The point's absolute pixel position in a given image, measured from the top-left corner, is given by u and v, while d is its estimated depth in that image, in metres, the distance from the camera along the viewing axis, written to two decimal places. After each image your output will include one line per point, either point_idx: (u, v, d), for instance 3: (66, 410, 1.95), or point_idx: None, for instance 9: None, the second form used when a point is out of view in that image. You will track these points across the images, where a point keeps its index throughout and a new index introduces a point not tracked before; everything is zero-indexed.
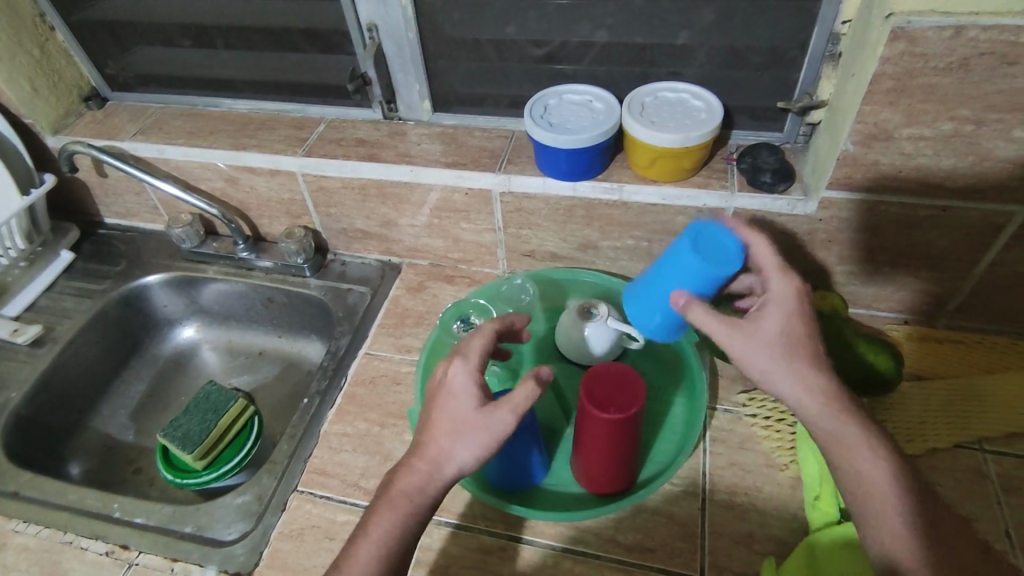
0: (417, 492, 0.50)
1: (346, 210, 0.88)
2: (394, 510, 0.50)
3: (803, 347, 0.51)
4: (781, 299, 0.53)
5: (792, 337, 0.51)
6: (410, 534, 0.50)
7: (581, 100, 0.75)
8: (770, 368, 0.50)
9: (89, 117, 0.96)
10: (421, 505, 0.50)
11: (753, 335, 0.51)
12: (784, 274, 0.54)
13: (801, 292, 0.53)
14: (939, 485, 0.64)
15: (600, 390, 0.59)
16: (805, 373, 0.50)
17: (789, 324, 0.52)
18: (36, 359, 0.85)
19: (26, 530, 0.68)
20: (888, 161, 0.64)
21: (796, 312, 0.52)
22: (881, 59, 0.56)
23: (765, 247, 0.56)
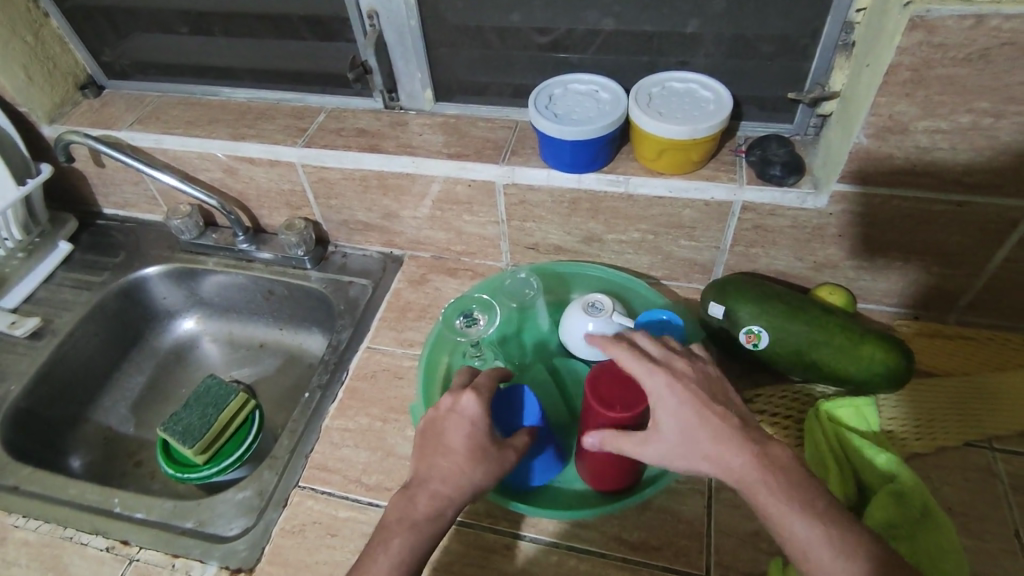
0: (438, 516, 0.52)
1: (347, 201, 0.87)
2: (413, 532, 0.51)
3: (703, 430, 0.50)
4: (659, 395, 0.52)
5: (688, 425, 0.51)
6: (422, 556, 0.51)
7: (587, 89, 0.74)
8: (689, 463, 0.51)
9: (86, 106, 0.95)
10: (438, 530, 0.52)
11: (656, 441, 0.52)
12: (647, 371, 0.53)
13: (671, 384, 0.52)
14: (949, 483, 0.63)
15: (606, 387, 0.57)
16: (722, 458, 0.50)
17: (681, 416, 0.51)
18: (34, 351, 0.84)
19: (25, 525, 0.68)
20: (902, 155, 0.62)
21: (679, 403, 0.52)
22: (898, 49, 0.55)
23: (626, 355, 0.55)
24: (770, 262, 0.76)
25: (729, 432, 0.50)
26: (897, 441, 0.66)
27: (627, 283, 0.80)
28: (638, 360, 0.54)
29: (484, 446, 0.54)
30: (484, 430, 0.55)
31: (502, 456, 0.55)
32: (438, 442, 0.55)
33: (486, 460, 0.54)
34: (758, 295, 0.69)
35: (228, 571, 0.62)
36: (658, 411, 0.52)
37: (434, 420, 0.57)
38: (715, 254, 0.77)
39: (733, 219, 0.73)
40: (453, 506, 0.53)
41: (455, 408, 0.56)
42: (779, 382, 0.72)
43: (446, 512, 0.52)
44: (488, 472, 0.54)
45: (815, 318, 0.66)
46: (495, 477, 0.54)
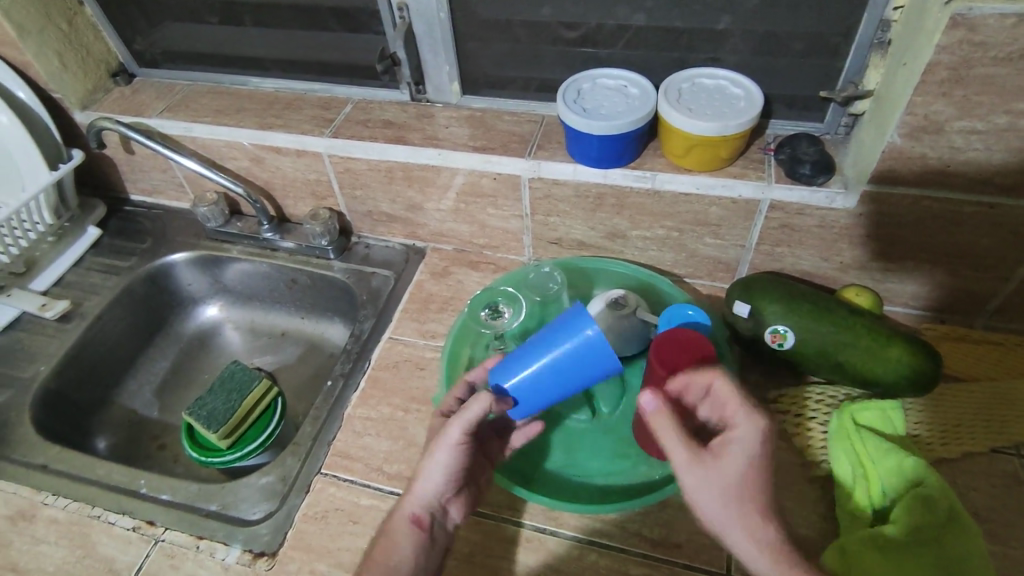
0: (400, 509, 0.57)
1: (371, 192, 0.88)
2: (389, 534, 0.56)
3: (754, 494, 0.50)
4: (743, 440, 0.51)
5: (749, 483, 0.50)
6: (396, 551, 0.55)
7: (616, 85, 0.73)
8: (719, 514, 0.50)
9: (117, 93, 0.96)
10: (405, 524, 0.56)
11: (715, 476, 0.50)
12: (748, 413, 0.52)
13: (761, 434, 0.51)
14: (975, 489, 0.63)
15: (672, 351, 0.61)
16: (756, 531, 0.49)
17: (748, 471, 0.50)
18: (63, 334, 0.86)
19: (54, 503, 0.69)
20: (937, 155, 0.61)
21: (756, 457, 0.51)
22: (937, 48, 0.54)
23: (726, 384, 0.53)
24: (796, 262, 0.76)
25: (770, 509, 0.50)
26: (923, 445, 0.65)
27: (650, 279, 0.80)
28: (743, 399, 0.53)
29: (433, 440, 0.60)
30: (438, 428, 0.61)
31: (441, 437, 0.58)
32: None
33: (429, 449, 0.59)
34: (784, 294, 0.68)
35: (251, 555, 0.63)
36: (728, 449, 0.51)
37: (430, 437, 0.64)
38: (740, 252, 0.77)
39: (760, 218, 0.72)
40: (415, 499, 0.57)
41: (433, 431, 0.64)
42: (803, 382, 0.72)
43: (409, 505, 0.57)
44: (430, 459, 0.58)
45: (842, 319, 0.66)
46: (438, 460, 0.57)
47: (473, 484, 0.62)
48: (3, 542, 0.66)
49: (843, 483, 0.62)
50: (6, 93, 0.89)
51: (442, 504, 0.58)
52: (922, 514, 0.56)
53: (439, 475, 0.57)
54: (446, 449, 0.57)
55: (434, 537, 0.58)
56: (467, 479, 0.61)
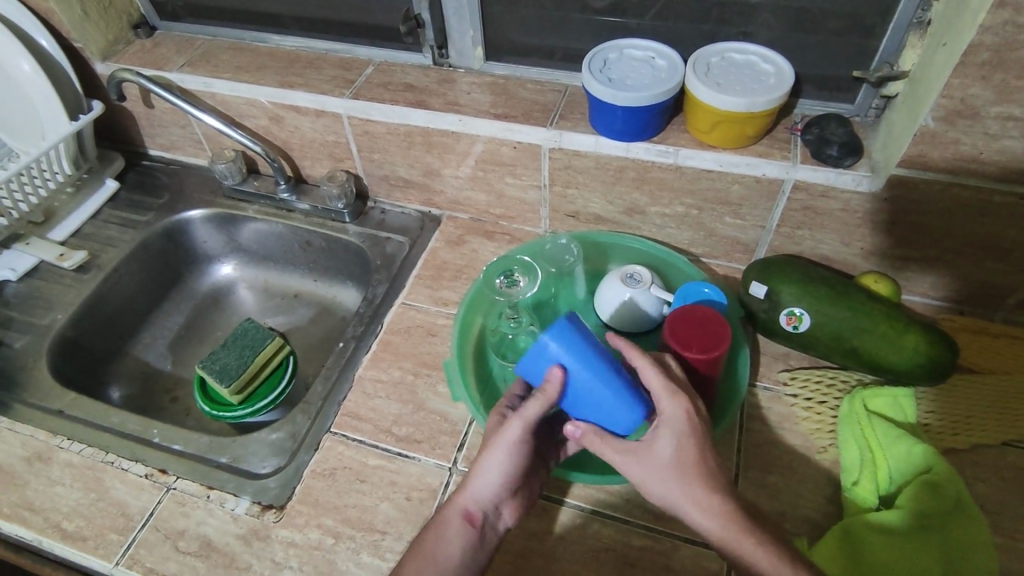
0: (453, 505, 0.56)
1: (390, 156, 0.87)
2: (440, 530, 0.55)
3: (696, 470, 0.50)
4: (668, 422, 0.52)
5: (685, 461, 0.50)
6: (450, 552, 0.54)
7: (643, 56, 0.72)
8: (667, 495, 0.51)
9: (138, 46, 0.95)
10: (456, 520, 0.55)
11: (646, 463, 0.52)
12: (670, 394, 0.53)
13: (689, 412, 0.52)
14: (982, 481, 0.62)
15: (685, 330, 0.61)
16: (710, 505, 0.49)
17: (680, 449, 0.51)
18: (81, 284, 0.87)
19: (69, 447, 0.70)
20: (970, 142, 0.60)
21: (686, 435, 0.51)
22: (980, 28, 0.52)
23: (649, 370, 0.54)
24: (815, 245, 0.75)
25: (714, 478, 0.50)
26: (932, 436, 0.65)
27: (667, 256, 0.80)
28: (660, 380, 0.54)
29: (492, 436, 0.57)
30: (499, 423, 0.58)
31: (502, 437, 0.55)
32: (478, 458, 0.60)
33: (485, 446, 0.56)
34: (802, 276, 0.68)
35: (260, 507, 0.65)
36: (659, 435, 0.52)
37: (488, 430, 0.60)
38: (760, 233, 0.76)
39: (783, 198, 0.71)
40: (469, 495, 0.56)
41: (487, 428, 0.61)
42: (816, 366, 0.71)
43: (464, 501, 0.55)
44: (485, 455, 0.55)
45: (861, 304, 0.65)
46: (495, 457, 0.55)
47: (529, 484, 0.59)
48: (19, 482, 0.68)
49: (850, 467, 0.62)
50: (28, 40, 0.89)
51: (495, 505, 0.56)
52: (930, 501, 0.57)
53: (497, 477, 0.55)
54: (505, 449, 0.55)
55: (484, 536, 0.56)
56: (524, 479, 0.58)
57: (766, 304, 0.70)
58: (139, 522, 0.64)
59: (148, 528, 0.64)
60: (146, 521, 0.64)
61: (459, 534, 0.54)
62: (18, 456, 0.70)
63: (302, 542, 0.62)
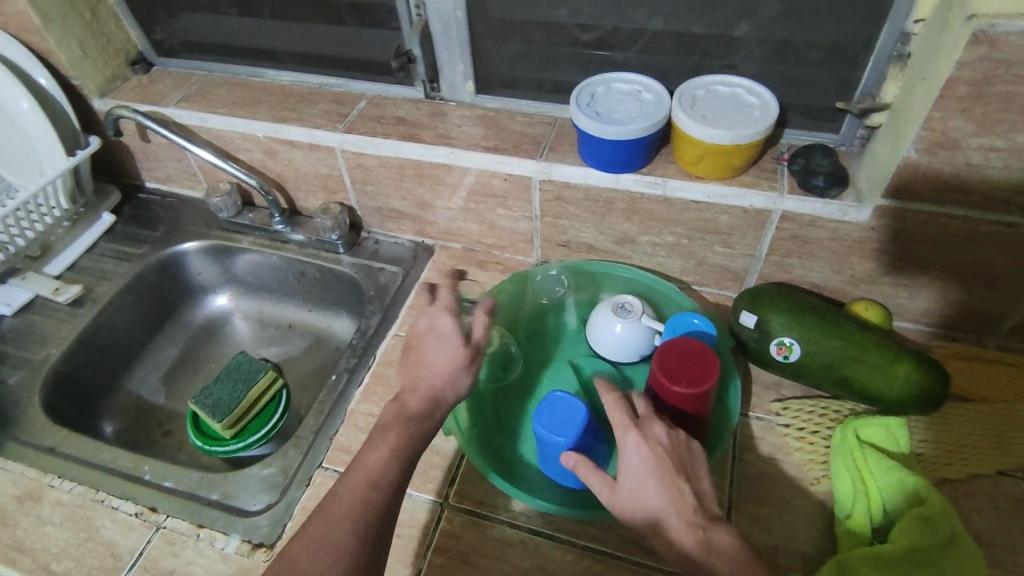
0: (427, 415, 0.59)
1: (382, 188, 0.88)
2: (404, 432, 0.58)
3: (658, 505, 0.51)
4: (626, 456, 0.53)
5: (642, 496, 0.52)
6: (414, 445, 0.57)
7: (630, 89, 0.73)
8: (640, 528, 0.52)
9: (135, 82, 0.97)
10: (424, 426, 0.58)
11: (615, 500, 0.53)
12: (621, 431, 0.54)
13: (640, 445, 0.53)
14: (978, 511, 0.62)
15: (675, 363, 0.61)
16: (672, 538, 0.50)
17: (639, 483, 0.52)
18: (75, 318, 0.87)
19: (60, 485, 0.70)
20: (953, 172, 0.60)
21: (642, 469, 0.52)
22: (957, 63, 0.53)
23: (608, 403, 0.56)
24: (805, 273, 0.75)
25: (676, 508, 0.51)
26: (927, 466, 0.64)
27: (657, 286, 0.80)
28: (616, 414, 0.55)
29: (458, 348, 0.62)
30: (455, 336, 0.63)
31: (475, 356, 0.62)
32: (419, 356, 0.62)
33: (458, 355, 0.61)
34: (792, 304, 0.68)
35: (250, 545, 0.64)
36: (621, 469, 0.54)
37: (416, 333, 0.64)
38: (749, 262, 0.76)
39: (771, 228, 0.72)
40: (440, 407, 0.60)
41: (429, 328, 0.63)
42: (808, 396, 0.71)
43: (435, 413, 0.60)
44: (462, 362, 0.61)
45: (850, 333, 0.65)
46: (468, 367, 0.61)
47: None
48: (8, 521, 0.67)
49: (844, 499, 0.61)
50: (27, 78, 0.90)
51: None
52: (926, 535, 0.55)
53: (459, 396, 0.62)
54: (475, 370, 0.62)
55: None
56: None
57: (756, 334, 0.69)
58: (129, 563, 0.64)
59: (137, 568, 0.63)
60: (136, 562, 0.64)
61: (430, 434, 0.59)
62: (8, 495, 0.69)
63: None
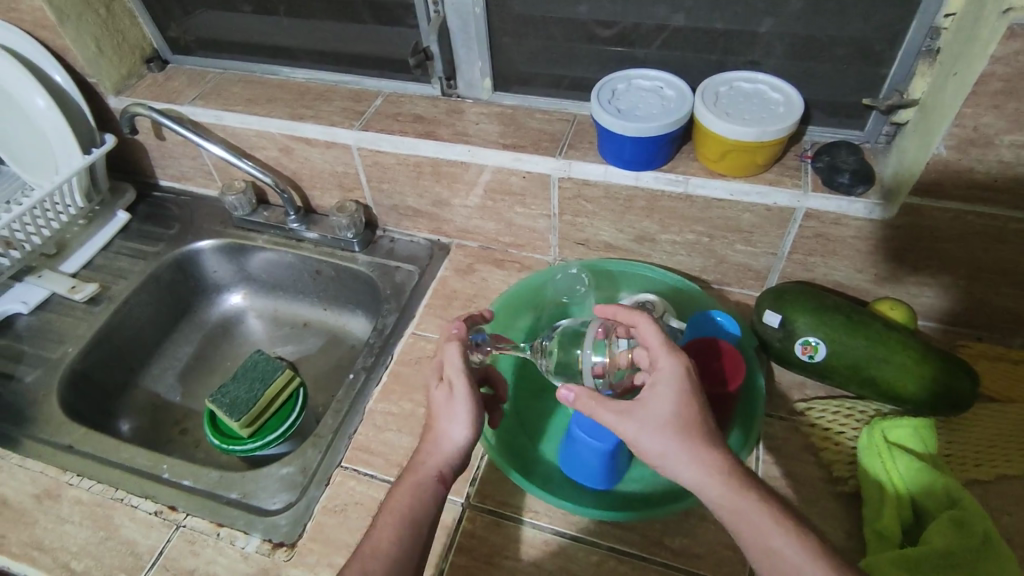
0: (423, 469, 0.56)
1: (399, 186, 0.87)
2: (416, 492, 0.54)
3: (696, 428, 0.49)
4: (668, 376, 0.51)
5: (683, 416, 0.49)
6: (426, 504, 0.54)
7: (651, 86, 0.72)
8: (662, 449, 0.48)
9: (150, 80, 0.97)
10: (430, 483, 0.55)
11: (645, 419, 0.50)
12: (668, 350, 0.52)
13: (685, 370, 0.51)
14: (1009, 513, 0.61)
15: (709, 364, 0.63)
16: (708, 461, 0.47)
17: (678, 404, 0.50)
18: (92, 316, 0.87)
19: (79, 484, 0.70)
20: (984, 169, 0.60)
21: (685, 391, 0.50)
22: (991, 58, 0.52)
23: (650, 325, 0.54)
24: (828, 272, 0.74)
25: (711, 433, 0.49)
26: (955, 467, 0.64)
27: (678, 285, 0.79)
28: (660, 337, 0.53)
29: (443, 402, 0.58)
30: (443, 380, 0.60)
31: (454, 394, 0.58)
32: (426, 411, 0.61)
33: (443, 409, 0.58)
34: (816, 305, 0.67)
35: (270, 545, 0.64)
36: (657, 390, 0.51)
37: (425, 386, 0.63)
38: (771, 260, 0.76)
39: (794, 226, 0.71)
40: (437, 459, 0.56)
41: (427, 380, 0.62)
42: (832, 396, 0.70)
43: (434, 465, 0.56)
44: (449, 415, 0.58)
45: (877, 333, 0.64)
46: (456, 416, 0.57)
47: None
48: (28, 520, 0.67)
49: (873, 500, 0.60)
50: (43, 76, 0.90)
51: (462, 463, 0.58)
52: (958, 538, 0.54)
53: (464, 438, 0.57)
54: (465, 409, 0.57)
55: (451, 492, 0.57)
56: None
57: (780, 333, 0.69)
58: (149, 562, 0.63)
59: (158, 568, 0.63)
60: (156, 561, 0.63)
61: (440, 494, 0.55)
62: (27, 493, 0.69)
63: None
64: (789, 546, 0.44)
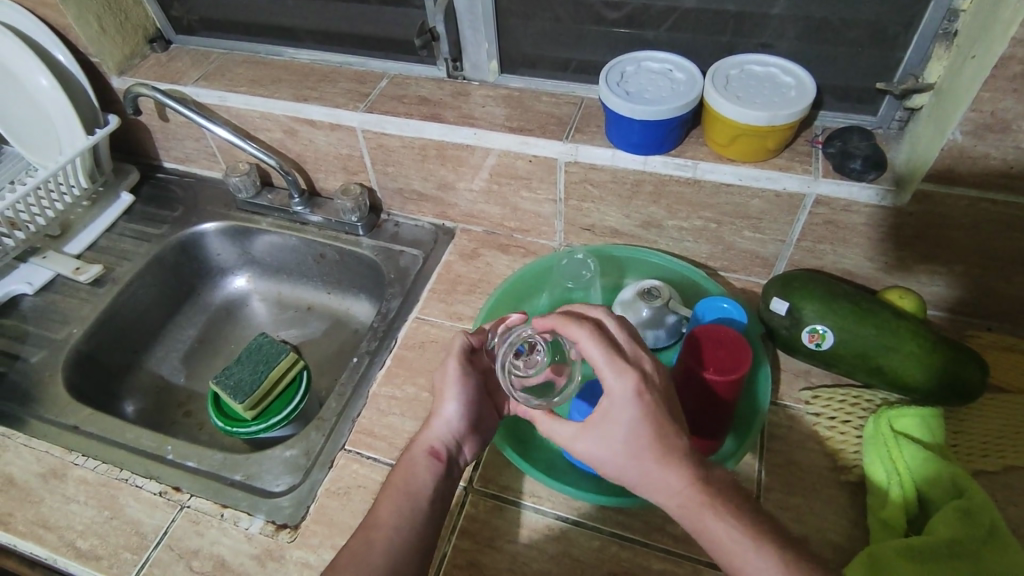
0: (416, 447, 0.58)
1: (403, 170, 0.87)
2: (410, 469, 0.57)
3: (648, 452, 0.48)
4: (617, 397, 0.49)
5: (635, 440, 0.48)
6: (418, 481, 0.56)
7: (661, 69, 0.71)
8: (623, 470, 0.49)
9: (153, 60, 0.96)
10: (422, 458, 0.57)
11: (602, 443, 0.50)
12: (614, 370, 0.49)
13: (633, 389, 0.48)
14: (1015, 504, 0.60)
15: (707, 351, 0.60)
16: (667, 482, 0.48)
17: (631, 429, 0.48)
18: (96, 297, 0.87)
19: (84, 464, 0.70)
20: (1001, 155, 0.58)
21: (635, 413, 0.48)
22: (1012, 40, 0.51)
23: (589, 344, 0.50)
24: (837, 260, 0.73)
25: (673, 451, 0.48)
26: (961, 456, 0.64)
27: (687, 272, 0.78)
28: (601, 353, 0.50)
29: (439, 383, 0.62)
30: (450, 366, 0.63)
31: (444, 373, 0.61)
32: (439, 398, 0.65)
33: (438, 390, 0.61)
34: (824, 292, 0.66)
35: (274, 526, 0.64)
36: (609, 414, 0.49)
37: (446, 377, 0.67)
38: (780, 247, 0.75)
39: (804, 212, 0.70)
40: (432, 435, 0.59)
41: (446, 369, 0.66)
42: (838, 385, 0.70)
43: (427, 441, 0.59)
44: (441, 395, 0.60)
45: (885, 320, 0.64)
46: (447, 395, 0.60)
47: (489, 423, 0.63)
48: (34, 498, 0.67)
49: (878, 489, 0.60)
50: (46, 55, 0.89)
51: (457, 441, 0.60)
52: (963, 527, 0.54)
53: (457, 414, 0.60)
54: (454, 387, 0.60)
55: (450, 470, 0.59)
56: (482, 417, 0.62)
57: (787, 321, 0.68)
58: (153, 541, 0.64)
59: (163, 547, 0.63)
60: (161, 540, 0.64)
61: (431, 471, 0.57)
62: (33, 472, 0.69)
63: (316, 562, 0.61)
64: (759, 562, 0.44)
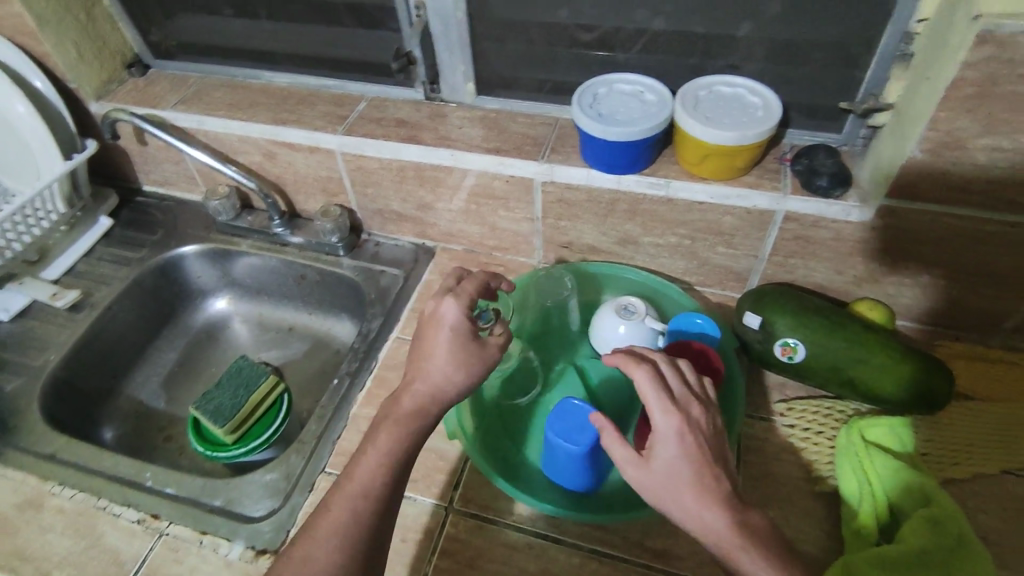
0: (406, 412, 0.57)
1: (383, 190, 0.87)
2: (396, 429, 0.56)
3: (691, 490, 0.48)
4: (664, 435, 0.50)
5: (676, 478, 0.49)
6: (407, 446, 0.56)
7: (632, 90, 0.73)
8: (664, 507, 0.49)
9: (131, 84, 0.96)
10: (412, 423, 0.57)
11: (642, 479, 0.50)
12: (662, 409, 0.50)
13: (681, 428, 0.50)
14: (984, 512, 0.62)
15: None
16: (706, 521, 0.48)
17: (675, 466, 0.49)
18: (74, 323, 0.86)
19: (61, 493, 0.69)
20: (959, 172, 0.60)
21: (680, 451, 0.49)
22: (963, 64, 0.53)
23: (643, 381, 0.52)
24: (808, 274, 0.75)
25: (715, 490, 0.48)
26: (932, 465, 0.65)
27: (660, 288, 0.80)
28: (652, 390, 0.52)
29: (462, 347, 0.60)
30: (469, 333, 0.61)
31: (484, 355, 0.60)
32: (423, 347, 0.60)
33: (459, 361, 0.59)
34: (795, 305, 0.68)
35: (253, 552, 0.63)
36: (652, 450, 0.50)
37: (424, 322, 0.62)
38: (752, 262, 0.76)
39: (774, 229, 0.71)
40: (432, 404, 0.58)
41: (437, 315, 0.62)
42: (812, 397, 0.71)
43: (424, 409, 0.58)
44: (465, 371, 0.59)
45: (854, 332, 0.65)
46: (471, 373, 0.59)
47: None
48: (9, 530, 0.66)
49: (851, 500, 0.61)
50: (23, 82, 0.89)
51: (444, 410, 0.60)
52: (932, 536, 0.55)
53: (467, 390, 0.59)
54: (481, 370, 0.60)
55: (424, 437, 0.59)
56: None
57: (760, 335, 0.69)
58: (132, 569, 0.63)
59: None
60: (139, 569, 0.63)
61: (421, 437, 0.57)
62: (9, 503, 0.69)
63: None
64: None
